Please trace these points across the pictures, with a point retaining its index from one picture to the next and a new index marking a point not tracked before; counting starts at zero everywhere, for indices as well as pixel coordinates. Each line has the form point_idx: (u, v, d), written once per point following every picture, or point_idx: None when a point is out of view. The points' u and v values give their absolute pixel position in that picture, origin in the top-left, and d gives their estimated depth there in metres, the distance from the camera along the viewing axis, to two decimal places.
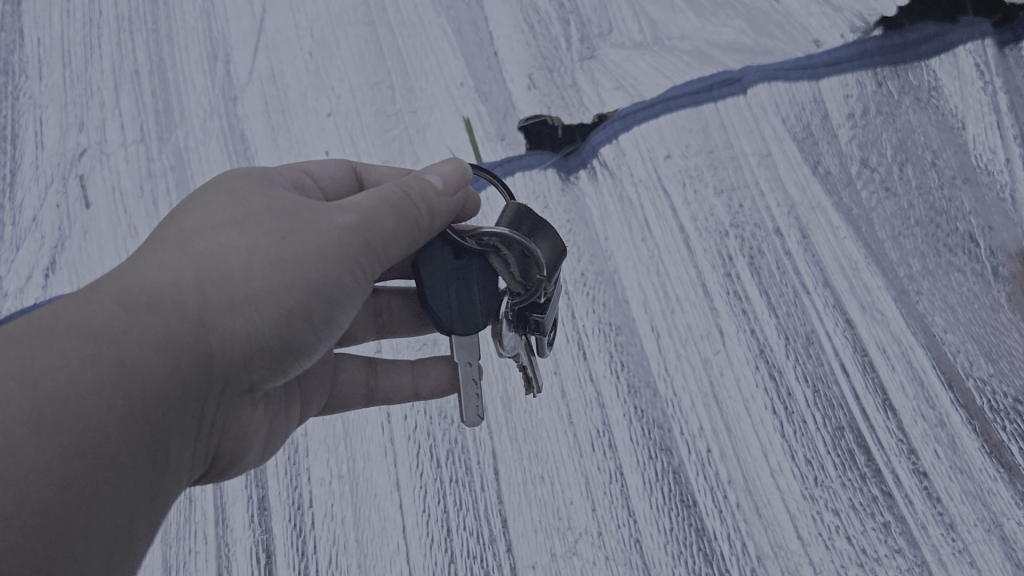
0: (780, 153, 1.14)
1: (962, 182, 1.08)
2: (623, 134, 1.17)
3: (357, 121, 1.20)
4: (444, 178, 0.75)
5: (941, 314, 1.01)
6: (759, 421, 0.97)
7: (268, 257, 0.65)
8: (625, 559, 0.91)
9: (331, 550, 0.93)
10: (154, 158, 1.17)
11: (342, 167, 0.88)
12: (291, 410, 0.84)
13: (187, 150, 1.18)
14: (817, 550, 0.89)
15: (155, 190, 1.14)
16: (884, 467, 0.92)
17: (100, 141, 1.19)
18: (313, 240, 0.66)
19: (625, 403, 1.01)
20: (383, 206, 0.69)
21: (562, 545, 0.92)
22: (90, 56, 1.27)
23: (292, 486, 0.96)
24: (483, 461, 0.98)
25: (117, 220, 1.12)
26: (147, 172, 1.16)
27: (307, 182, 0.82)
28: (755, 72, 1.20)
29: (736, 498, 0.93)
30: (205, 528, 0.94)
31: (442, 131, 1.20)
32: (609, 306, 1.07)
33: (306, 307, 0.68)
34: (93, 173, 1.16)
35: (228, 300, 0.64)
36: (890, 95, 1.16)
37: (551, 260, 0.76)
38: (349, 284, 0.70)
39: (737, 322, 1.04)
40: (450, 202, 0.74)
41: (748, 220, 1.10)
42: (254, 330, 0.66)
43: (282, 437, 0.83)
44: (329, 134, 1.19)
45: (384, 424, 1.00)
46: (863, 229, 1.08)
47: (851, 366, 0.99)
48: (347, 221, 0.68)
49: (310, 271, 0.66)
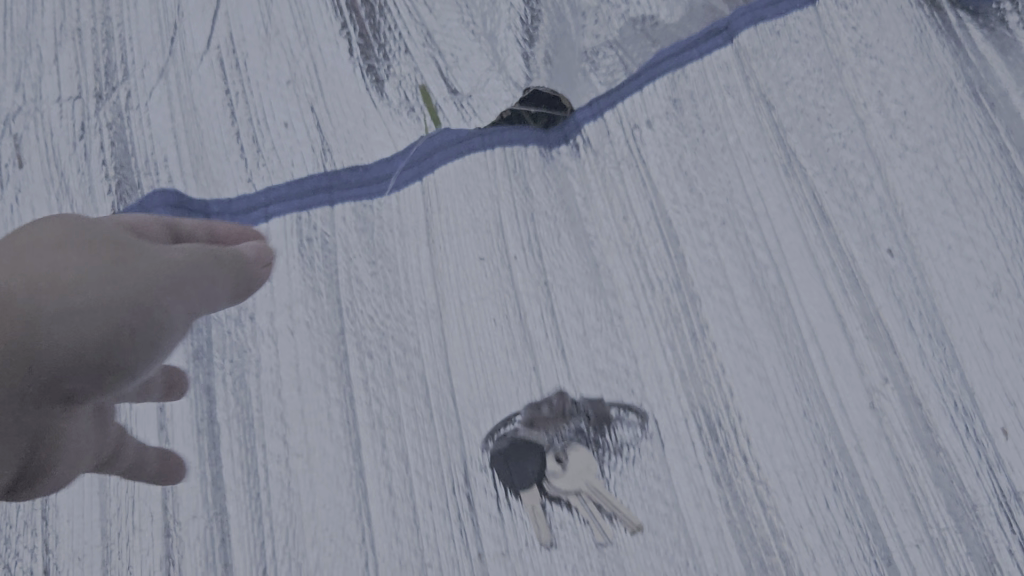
0: (767, 120, 1.04)
1: (963, 140, 0.99)
2: (609, 110, 1.06)
3: (313, 85, 1.12)
4: (253, 245, 0.67)
5: (933, 281, 0.93)
6: (734, 398, 0.89)
7: (106, 278, 0.53)
8: (603, 551, 0.82)
9: (288, 530, 0.86)
10: (92, 117, 1.13)
11: (156, 225, 0.69)
12: (84, 457, 0.67)
13: (128, 110, 1.13)
14: (787, 534, 0.83)
15: (88, 146, 1.11)
16: (854, 449, 0.86)
17: (36, 99, 1.15)
18: (125, 272, 0.54)
19: (604, 381, 0.91)
20: (198, 265, 0.59)
21: (541, 531, 0.84)
22: (32, 13, 1.21)
23: (247, 463, 0.90)
24: (449, 441, 0.89)
25: (50, 178, 1.10)
26: (80, 129, 1.12)
27: (152, 225, 0.68)
28: (744, 17, 1.09)
29: (706, 459, 0.86)
30: (152, 505, 0.89)
31: (404, 92, 1.11)
32: (579, 265, 0.98)
33: (135, 338, 0.54)
34: (27, 132, 1.13)
35: (62, 315, 0.51)
36: (893, 43, 1.05)
37: (597, 429, 0.88)
38: (167, 337, 0.57)
39: (711, 295, 0.95)
40: (251, 257, 0.66)
41: (733, 181, 1.01)
42: (100, 355, 0.53)
43: (60, 480, 0.66)
44: (287, 104, 1.11)
45: (341, 402, 0.91)
46: (846, 188, 0.99)
47: (829, 342, 0.92)
48: (177, 255, 0.59)
49: (128, 295, 0.54)
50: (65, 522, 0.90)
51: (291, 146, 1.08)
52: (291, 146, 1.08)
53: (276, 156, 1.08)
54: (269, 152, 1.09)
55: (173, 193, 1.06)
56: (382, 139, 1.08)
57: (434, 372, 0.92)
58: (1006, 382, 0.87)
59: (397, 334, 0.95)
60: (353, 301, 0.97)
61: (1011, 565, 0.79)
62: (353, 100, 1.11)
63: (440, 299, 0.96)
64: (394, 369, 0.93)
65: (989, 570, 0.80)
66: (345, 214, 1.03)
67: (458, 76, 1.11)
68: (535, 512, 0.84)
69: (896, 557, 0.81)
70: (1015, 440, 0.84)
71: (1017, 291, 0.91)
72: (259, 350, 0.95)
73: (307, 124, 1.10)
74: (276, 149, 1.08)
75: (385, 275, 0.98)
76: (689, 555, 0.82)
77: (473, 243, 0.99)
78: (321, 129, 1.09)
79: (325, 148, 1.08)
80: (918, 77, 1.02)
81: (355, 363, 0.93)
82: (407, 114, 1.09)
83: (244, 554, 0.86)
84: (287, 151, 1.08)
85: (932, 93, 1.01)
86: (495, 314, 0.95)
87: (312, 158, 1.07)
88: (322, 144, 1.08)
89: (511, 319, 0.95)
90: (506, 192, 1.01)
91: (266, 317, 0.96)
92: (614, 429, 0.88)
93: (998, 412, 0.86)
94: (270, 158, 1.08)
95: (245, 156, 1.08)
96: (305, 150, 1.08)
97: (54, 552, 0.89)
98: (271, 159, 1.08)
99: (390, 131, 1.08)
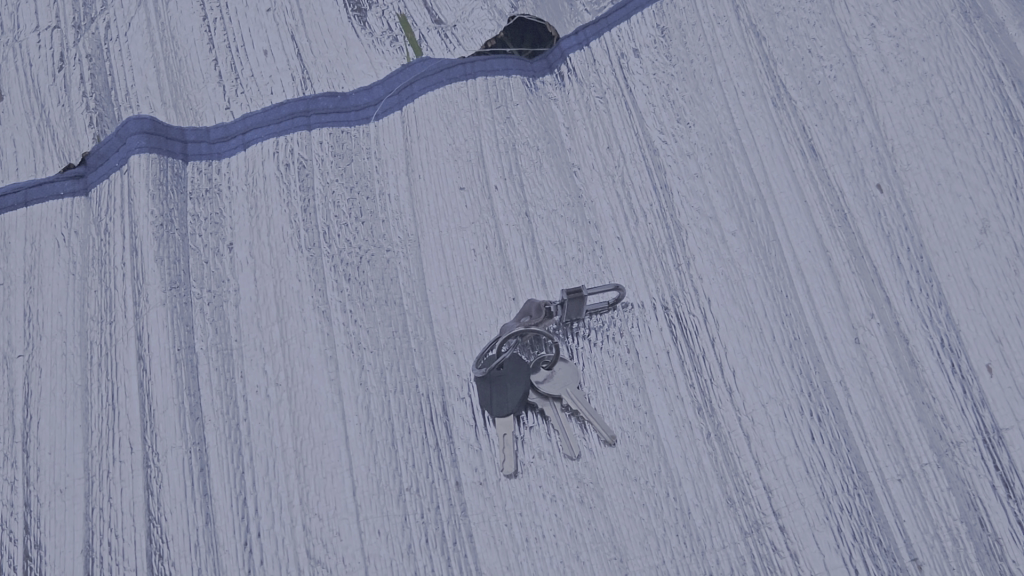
0: (757, 52, 1.06)
1: (954, 74, 0.99)
2: (595, 40, 1.08)
3: (299, 16, 1.13)
4: None
5: (922, 218, 0.92)
6: (719, 330, 0.88)
7: None
8: (589, 480, 0.81)
9: (268, 460, 0.83)
10: (71, 47, 1.11)
11: None
12: None
13: (108, 41, 1.12)
14: (770, 469, 0.81)
15: (67, 77, 1.09)
16: (838, 384, 0.85)
17: (13, 28, 1.13)
18: None
19: (595, 312, 0.89)
20: None
21: (527, 460, 0.82)
22: None
23: (226, 394, 0.86)
24: (427, 370, 0.87)
25: (30, 110, 1.07)
26: (59, 59, 1.10)
27: None
28: None
29: (687, 391, 0.85)
30: (131, 437, 0.83)
31: (390, 24, 1.14)
32: (565, 197, 0.98)
33: None
34: (5, 63, 1.10)
35: None
36: None
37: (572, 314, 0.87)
38: None
39: (697, 227, 0.95)
40: None
41: (719, 118, 1.02)
42: None
43: None
44: (268, 32, 1.12)
45: (324, 330, 0.89)
46: (837, 122, 1.00)
47: (815, 277, 0.91)
48: None
49: None
50: (46, 456, 0.84)
51: (271, 73, 1.09)
52: (272, 74, 1.08)
53: (256, 83, 1.08)
54: (247, 80, 1.08)
55: (149, 120, 0.99)
56: (364, 67, 1.09)
57: (412, 299, 0.91)
58: (991, 321, 0.86)
59: (375, 257, 0.93)
60: (329, 225, 0.95)
61: (992, 501, 0.79)
62: (334, 28, 1.13)
63: (418, 225, 0.96)
64: (370, 292, 0.91)
65: (971, 507, 0.78)
66: (322, 139, 1.01)
67: (442, 6, 1.15)
68: (505, 441, 0.81)
69: (878, 491, 0.80)
70: (1000, 377, 0.84)
71: (1005, 229, 0.90)
72: (238, 279, 0.92)
73: (286, 51, 1.11)
74: (256, 77, 1.08)
75: (360, 201, 0.97)
76: (670, 485, 0.81)
77: (454, 171, 0.99)
78: (301, 56, 1.10)
79: (305, 76, 1.08)
80: (912, 9, 1.04)
81: (331, 287, 0.92)
82: (390, 43, 1.12)
83: (223, 486, 0.82)
84: (267, 78, 1.08)
85: (926, 25, 1.02)
86: (473, 244, 0.94)
87: (291, 85, 1.07)
88: (303, 72, 1.09)
89: (492, 249, 0.94)
90: (487, 121, 1.02)
91: (244, 247, 0.94)
92: (578, 310, 0.87)
93: (984, 348, 0.85)
94: (249, 84, 1.08)
95: (222, 83, 1.08)
96: (285, 78, 1.08)
97: (34, 485, 0.82)
98: (249, 86, 1.07)
99: (372, 59, 1.10)
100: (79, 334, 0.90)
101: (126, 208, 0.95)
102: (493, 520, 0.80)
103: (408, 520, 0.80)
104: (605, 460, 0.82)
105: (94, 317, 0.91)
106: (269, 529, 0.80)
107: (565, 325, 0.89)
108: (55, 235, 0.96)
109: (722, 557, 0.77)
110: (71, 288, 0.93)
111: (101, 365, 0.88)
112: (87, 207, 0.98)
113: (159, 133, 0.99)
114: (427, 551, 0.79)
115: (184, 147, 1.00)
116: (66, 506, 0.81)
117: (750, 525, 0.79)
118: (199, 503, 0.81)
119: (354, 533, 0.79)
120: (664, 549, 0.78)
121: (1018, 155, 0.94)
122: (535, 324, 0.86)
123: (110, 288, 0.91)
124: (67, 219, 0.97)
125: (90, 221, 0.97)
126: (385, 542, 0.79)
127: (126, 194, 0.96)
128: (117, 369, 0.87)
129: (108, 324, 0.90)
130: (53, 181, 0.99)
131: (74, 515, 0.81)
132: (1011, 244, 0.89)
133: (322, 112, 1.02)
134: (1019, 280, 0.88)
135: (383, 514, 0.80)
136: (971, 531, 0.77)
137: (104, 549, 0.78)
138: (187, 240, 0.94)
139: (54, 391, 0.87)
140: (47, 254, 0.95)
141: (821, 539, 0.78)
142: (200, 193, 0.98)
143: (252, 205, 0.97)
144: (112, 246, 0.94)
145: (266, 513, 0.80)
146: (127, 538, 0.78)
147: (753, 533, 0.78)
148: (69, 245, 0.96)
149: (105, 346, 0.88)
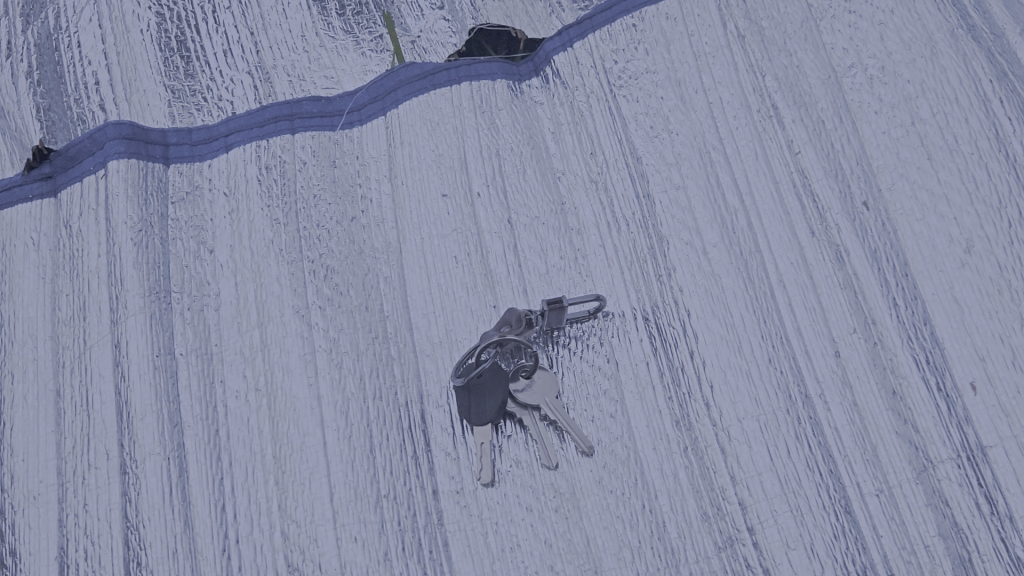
0: (742, 61, 1.06)
1: (939, 96, 0.99)
2: (580, 42, 1.08)
3: (260, 19, 1.12)
4: None
5: (906, 236, 0.92)
6: (698, 344, 0.88)
7: None
8: (567, 489, 0.81)
9: (246, 465, 0.83)
10: (38, 53, 1.11)
11: None
12: None
13: (71, 48, 1.11)
14: (748, 484, 0.81)
15: (39, 82, 1.09)
16: (817, 397, 0.85)
17: None
18: None
19: (579, 322, 0.89)
20: None
21: (505, 468, 0.82)
22: None
23: (204, 400, 0.86)
24: (407, 377, 0.87)
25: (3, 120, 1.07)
26: (30, 66, 1.10)
27: None
28: None
29: (665, 404, 0.85)
30: (108, 444, 0.84)
31: (354, 28, 1.13)
32: (548, 203, 0.97)
33: None
34: None
35: None
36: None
37: (553, 320, 0.87)
38: None
39: (680, 237, 0.95)
40: None
41: (703, 128, 1.02)
42: None
43: None
44: (227, 33, 1.11)
45: (305, 335, 0.89)
46: (824, 138, 0.99)
47: (797, 289, 0.91)
48: None
49: None
50: (20, 462, 0.84)
51: (230, 75, 1.09)
52: (232, 75, 1.09)
53: (215, 85, 1.08)
54: (207, 83, 1.08)
55: (127, 125, 0.99)
56: (327, 71, 1.09)
57: (392, 306, 0.91)
58: (976, 340, 0.86)
59: (357, 264, 0.93)
60: (309, 229, 0.95)
61: (970, 518, 0.79)
62: (301, 35, 1.12)
63: (400, 233, 0.95)
64: (350, 298, 0.91)
65: (948, 524, 0.79)
66: (305, 143, 1.01)
67: (408, 15, 1.15)
68: (483, 450, 0.81)
69: (855, 507, 0.80)
70: (983, 396, 0.84)
71: (989, 248, 0.90)
72: (218, 283, 0.92)
73: (245, 53, 1.10)
74: (216, 80, 1.08)
75: (343, 207, 0.97)
76: (645, 497, 0.81)
77: (437, 178, 0.99)
78: (262, 58, 1.10)
79: (266, 80, 1.08)
80: (897, 32, 1.04)
81: (311, 292, 0.92)
82: (355, 49, 1.12)
83: (202, 491, 0.82)
84: (226, 79, 1.08)
85: (912, 47, 1.03)
86: (456, 251, 0.94)
87: (252, 89, 1.08)
88: (264, 75, 1.09)
89: (473, 257, 0.94)
90: (472, 128, 1.02)
91: (225, 250, 0.94)
92: (558, 318, 0.87)
93: (965, 366, 0.85)
94: (209, 88, 1.08)
95: (182, 88, 1.08)
96: (245, 79, 1.08)
97: (8, 493, 0.83)
98: (207, 88, 1.08)
99: (336, 63, 1.10)
100: (50, 339, 0.90)
101: (102, 212, 0.96)
102: (469, 529, 0.80)
103: (385, 527, 0.80)
104: (582, 471, 0.82)
105: (65, 321, 0.91)
106: (248, 535, 0.80)
107: (545, 334, 0.88)
108: (25, 240, 0.96)
109: (695, 570, 0.78)
110: (44, 292, 0.93)
111: (75, 371, 0.88)
112: (56, 209, 0.98)
113: (138, 138, 0.99)
114: (403, 558, 0.79)
115: (165, 150, 1.00)
116: (39, 514, 0.81)
117: (724, 540, 0.79)
118: (176, 509, 0.81)
119: (331, 539, 0.79)
120: (640, 561, 0.78)
121: (1003, 176, 0.94)
122: (517, 335, 0.85)
123: (83, 293, 0.92)
124: (36, 224, 0.97)
125: (59, 225, 0.96)
126: (362, 549, 0.79)
127: (102, 200, 0.96)
128: (92, 375, 0.87)
129: (83, 331, 0.90)
130: (20, 185, 0.99)
131: (48, 522, 0.81)
132: (996, 264, 0.90)
133: (306, 117, 1.02)
134: (1003, 299, 0.88)
135: (360, 520, 0.80)
136: (947, 548, 0.78)
137: (80, 556, 0.79)
138: (168, 244, 0.94)
139: (27, 397, 0.87)
140: (21, 259, 0.95)
141: (795, 556, 0.78)
142: (181, 197, 0.98)
143: (232, 208, 0.97)
144: (87, 252, 0.94)
145: (244, 518, 0.81)
146: (103, 545, 0.79)
147: (727, 549, 0.78)
148: (41, 250, 0.95)
149: (79, 352, 0.89)
